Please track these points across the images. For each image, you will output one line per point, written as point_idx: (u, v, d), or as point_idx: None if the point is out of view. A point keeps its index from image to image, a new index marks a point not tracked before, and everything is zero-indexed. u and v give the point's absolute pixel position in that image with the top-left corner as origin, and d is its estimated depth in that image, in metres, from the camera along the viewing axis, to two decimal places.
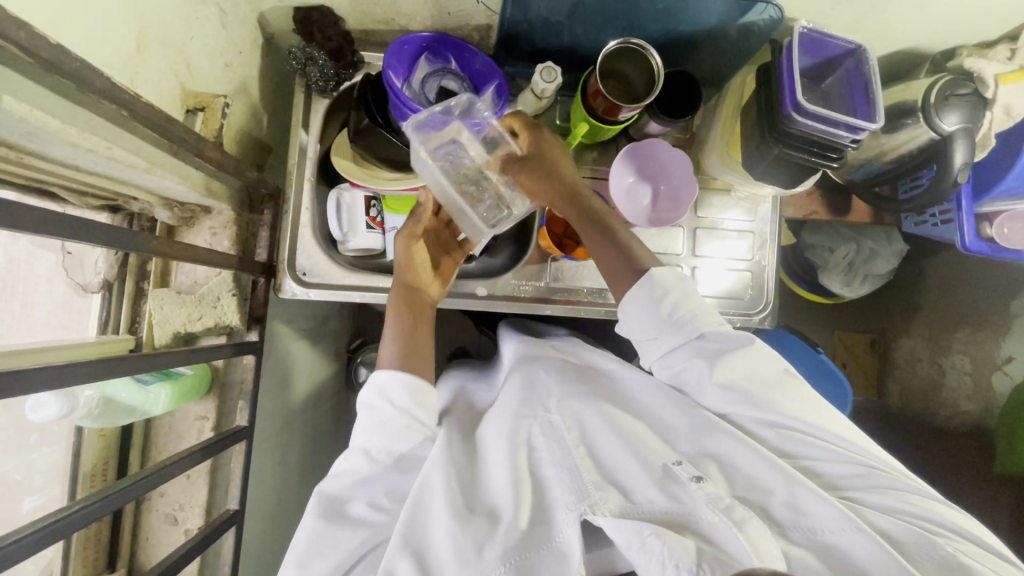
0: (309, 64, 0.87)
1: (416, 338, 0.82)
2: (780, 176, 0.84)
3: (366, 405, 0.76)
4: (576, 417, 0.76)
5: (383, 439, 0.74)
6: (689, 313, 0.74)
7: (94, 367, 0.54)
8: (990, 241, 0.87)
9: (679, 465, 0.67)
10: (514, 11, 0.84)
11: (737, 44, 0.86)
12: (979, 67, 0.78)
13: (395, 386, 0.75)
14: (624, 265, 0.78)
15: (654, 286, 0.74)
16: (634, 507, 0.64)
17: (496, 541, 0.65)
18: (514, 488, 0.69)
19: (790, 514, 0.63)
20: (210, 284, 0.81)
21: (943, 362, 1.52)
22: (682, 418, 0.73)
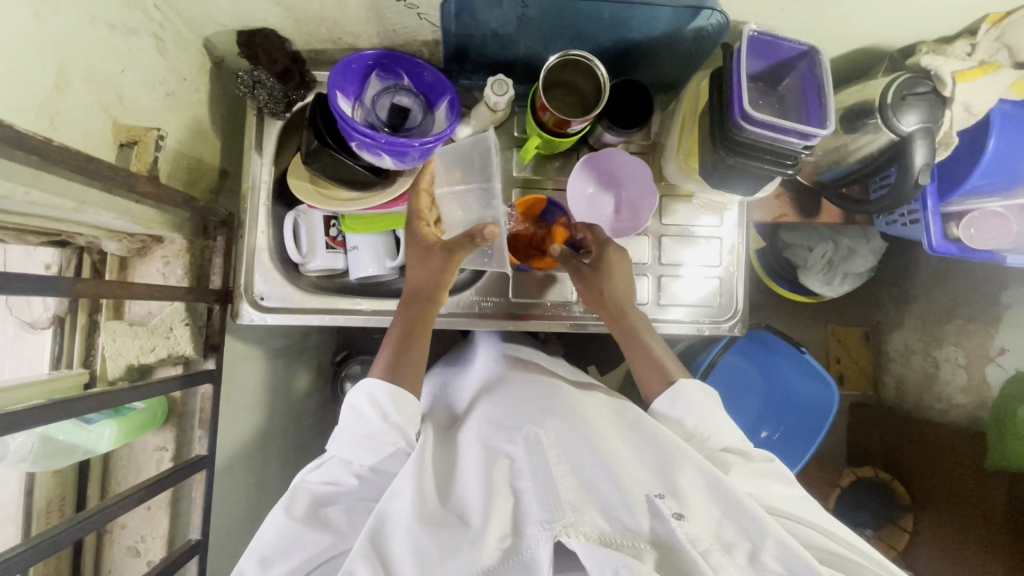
0: (257, 87, 0.86)
1: (412, 342, 0.81)
2: (737, 184, 0.82)
3: (355, 411, 0.75)
4: (562, 437, 0.74)
5: (365, 452, 0.74)
6: (703, 430, 0.79)
7: (23, 414, 0.53)
8: (958, 241, 0.84)
9: (660, 497, 0.66)
10: (458, 26, 0.82)
11: (689, 49, 0.84)
12: (937, 64, 0.75)
13: (387, 398, 0.76)
14: (658, 377, 0.83)
15: (681, 398, 0.80)
16: (610, 532, 0.62)
17: (463, 554, 0.62)
18: (487, 498, 0.67)
19: (774, 563, 0.61)
20: (162, 315, 0.81)
21: (937, 356, 1.50)
22: (666, 454, 0.73)
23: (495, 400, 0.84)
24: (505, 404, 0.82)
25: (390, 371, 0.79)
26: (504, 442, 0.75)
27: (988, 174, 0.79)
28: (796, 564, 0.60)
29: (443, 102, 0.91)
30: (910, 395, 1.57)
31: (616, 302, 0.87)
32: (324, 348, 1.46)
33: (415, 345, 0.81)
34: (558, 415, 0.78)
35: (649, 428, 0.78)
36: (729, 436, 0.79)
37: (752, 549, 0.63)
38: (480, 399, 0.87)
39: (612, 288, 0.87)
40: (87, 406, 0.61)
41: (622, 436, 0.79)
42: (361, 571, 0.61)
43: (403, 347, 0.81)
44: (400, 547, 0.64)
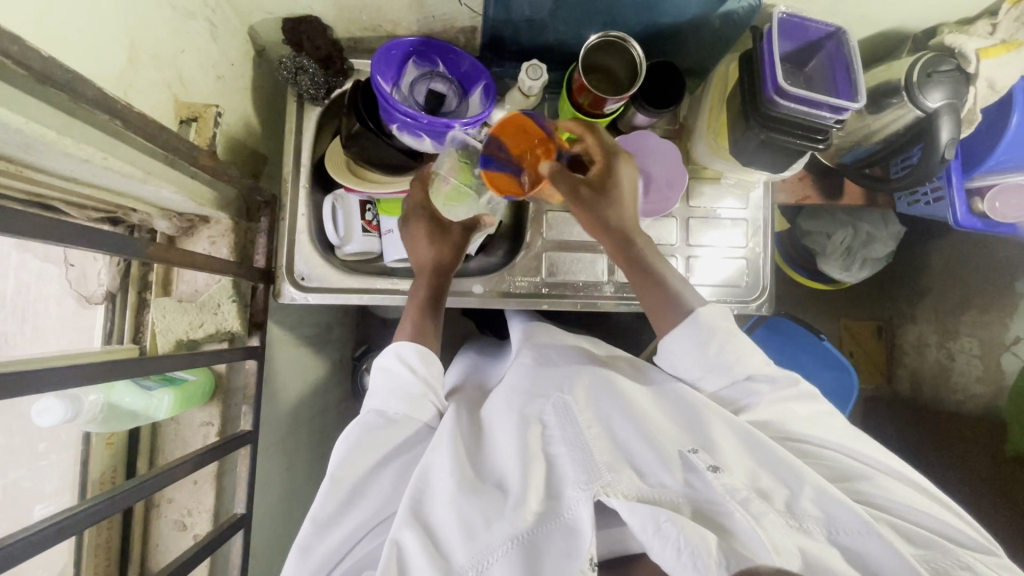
0: (300, 73, 0.89)
1: (434, 310, 0.85)
2: (766, 161, 0.84)
3: (384, 369, 0.77)
4: (592, 400, 0.77)
5: (401, 402, 0.74)
6: (729, 357, 0.76)
7: (94, 370, 0.55)
8: (983, 215, 0.86)
9: (694, 452, 0.68)
10: (496, 12, 0.85)
11: (720, 33, 0.87)
12: (960, 43, 0.78)
13: (415, 354, 0.77)
14: (672, 307, 0.79)
15: (700, 327, 0.76)
16: (648, 491, 0.64)
17: (506, 516, 0.64)
18: (522, 460, 0.69)
19: (811, 507, 0.64)
20: (210, 291, 0.83)
21: (951, 347, 1.51)
22: (696, 412, 0.74)
23: (521, 366, 0.87)
24: (532, 372, 0.83)
25: (412, 334, 0.81)
26: (535, 407, 0.77)
27: (1011, 150, 0.82)
28: (831, 505, 0.64)
29: (477, 89, 0.95)
30: (924, 386, 1.60)
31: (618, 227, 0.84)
32: (347, 340, 1.47)
33: (435, 310, 0.85)
34: (585, 379, 0.80)
35: (676, 387, 0.79)
36: (752, 363, 0.76)
37: (790, 494, 0.66)
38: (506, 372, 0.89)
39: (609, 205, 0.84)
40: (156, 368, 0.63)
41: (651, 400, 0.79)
42: (409, 538, 0.63)
43: (427, 309, 0.84)
44: (444, 518, 0.65)
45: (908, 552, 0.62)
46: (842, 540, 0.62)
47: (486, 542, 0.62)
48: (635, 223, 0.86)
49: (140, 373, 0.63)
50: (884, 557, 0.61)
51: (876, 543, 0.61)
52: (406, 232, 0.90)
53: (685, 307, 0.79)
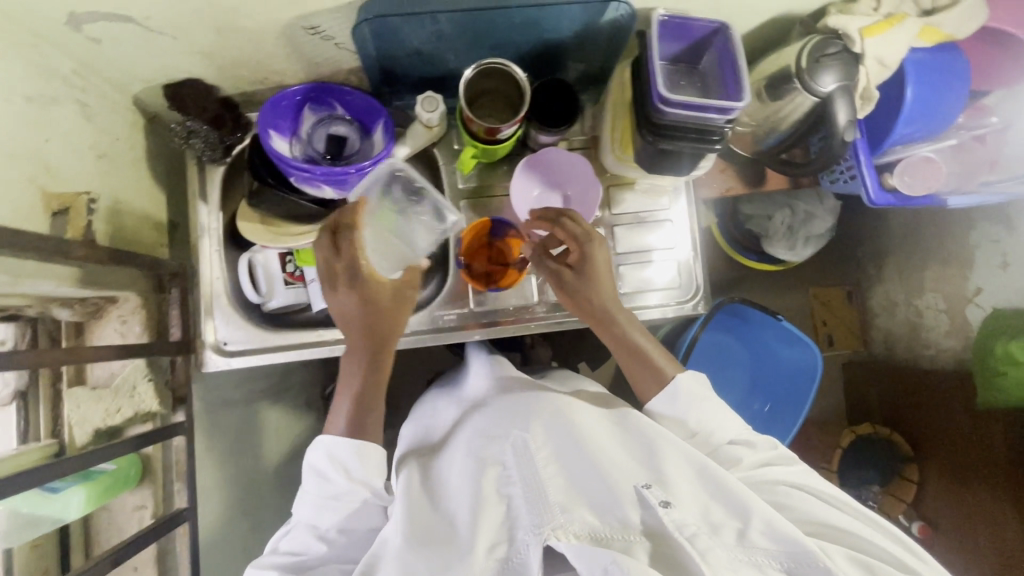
0: (192, 137, 0.87)
1: (374, 391, 0.78)
2: (669, 165, 0.83)
3: (316, 470, 0.73)
4: (548, 437, 0.76)
5: (332, 514, 0.72)
6: (705, 427, 0.80)
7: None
8: (894, 190, 0.85)
9: (646, 487, 0.66)
10: (376, 51, 0.83)
11: (609, 41, 0.85)
12: (844, 23, 0.77)
13: (347, 451, 0.73)
14: (653, 378, 0.83)
15: (680, 395, 0.80)
16: (599, 528, 0.63)
17: (454, 570, 0.63)
18: (475, 510, 0.69)
19: (762, 540, 0.62)
20: (124, 373, 0.81)
21: (918, 304, 1.52)
22: (651, 443, 0.74)
23: (482, 408, 0.85)
24: (494, 414, 0.81)
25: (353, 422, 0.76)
26: (493, 451, 0.76)
27: (913, 122, 0.81)
28: (782, 537, 0.62)
29: (377, 126, 0.93)
30: (897, 346, 1.59)
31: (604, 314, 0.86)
32: None
33: (373, 400, 0.78)
34: (543, 416, 0.79)
35: (638, 423, 0.79)
36: (732, 429, 0.81)
37: (739, 527, 0.64)
38: (464, 414, 0.86)
39: (601, 294, 0.86)
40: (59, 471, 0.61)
41: (612, 435, 0.79)
42: None
43: (366, 394, 0.77)
44: (389, 569, 0.64)
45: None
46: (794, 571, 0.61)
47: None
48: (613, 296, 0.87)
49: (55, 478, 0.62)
50: None
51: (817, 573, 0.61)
52: (329, 290, 0.75)
53: (664, 377, 0.83)
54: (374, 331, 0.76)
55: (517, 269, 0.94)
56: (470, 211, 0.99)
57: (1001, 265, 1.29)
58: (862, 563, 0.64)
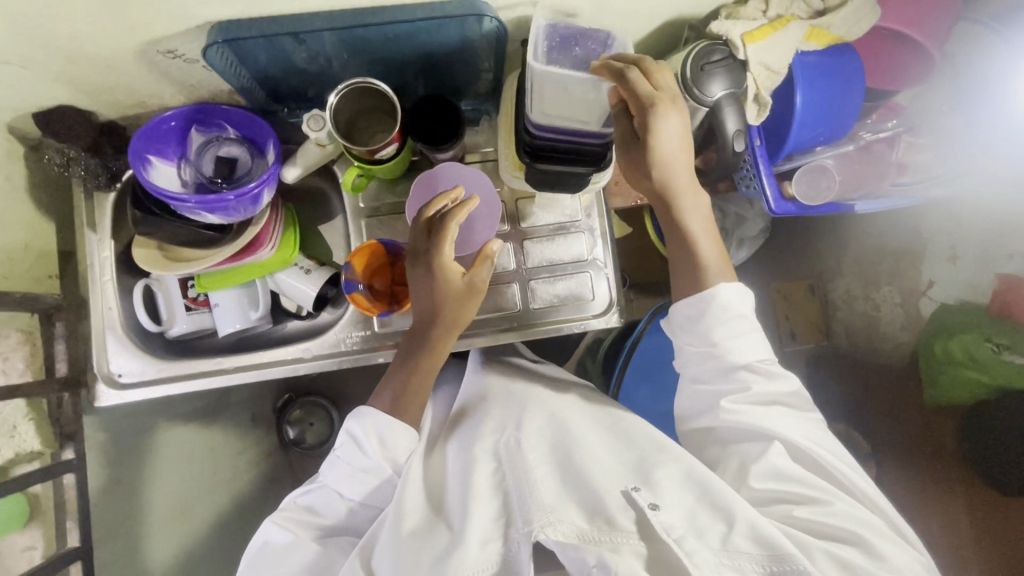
0: (71, 163, 0.87)
1: (421, 386, 0.82)
2: (564, 181, 0.80)
3: (352, 439, 0.76)
4: (545, 444, 0.78)
5: (354, 483, 0.75)
6: (731, 346, 0.72)
7: None
8: (794, 199, 0.82)
9: (635, 490, 0.67)
10: (249, 73, 0.80)
11: (493, 52, 0.82)
12: (726, 29, 0.73)
13: (386, 428, 0.77)
14: (692, 281, 0.75)
15: (706, 317, 0.73)
16: (588, 529, 0.63)
17: (444, 561, 0.64)
18: (467, 505, 0.70)
19: (745, 544, 0.61)
20: (2, 414, 0.79)
21: (875, 297, 1.35)
22: (642, 452, 0.75)
23: (487, 414, 0.88)
24: (488, 417, 0.86)
25: (392, 407, 0.81)
26: (490, 453, 0.79)
27: (808, 127, 0.78)
28: (767, 541, 0.60)
29: (270, 147, 0.89)
30: (859, 342, 1.40)
31: (665, 186, 0.73)
32: None
33: (417, 388, 0.82)
34: (535, 424, 0.83)
35: (630, 431, 0.81)
36: (754, 354, 0.73)
37: (725, 530, 0.63)
38: (464, 422, 0.89)
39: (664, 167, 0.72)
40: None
41: (602, 437, 0.80)
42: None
43: (412, 379, 0.82)
44: (382, 558, 0.66)
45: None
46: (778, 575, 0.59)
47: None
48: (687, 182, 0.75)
49: None
50: None
51: None
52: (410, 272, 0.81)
53: (704, 285, 0.74)
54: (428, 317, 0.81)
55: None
56: (371, 230, 0.96)
57: (950, 259, 1.23)
58: (846, 568, 0.60)
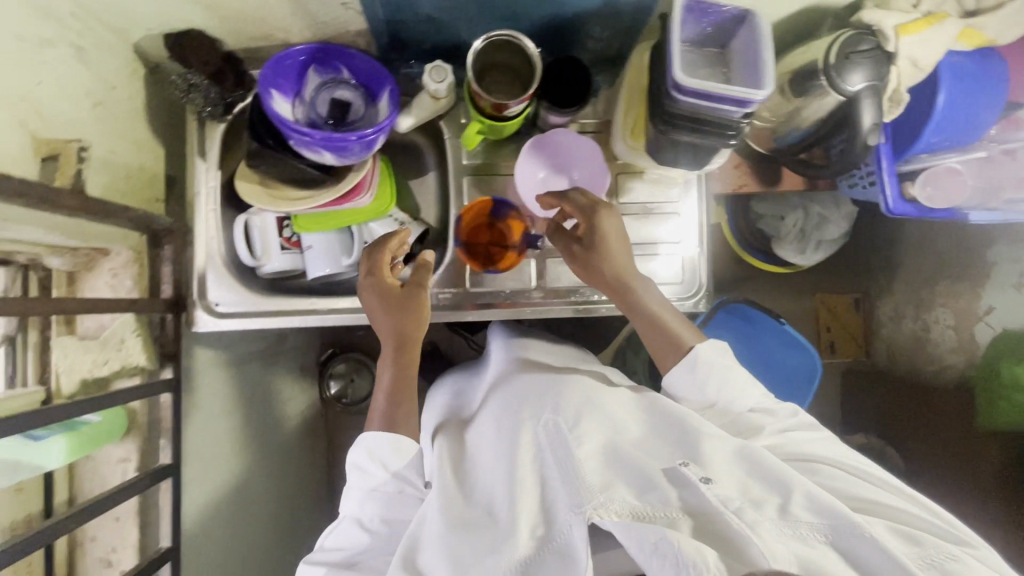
0: (192, 91, 0.85)
1: (407, 401, 0.77)
2: (683, 156, 0.80)
3: (358, 467, 0.73)
4: (580, 420, 0.74)
5: (377, 503, 0.73)
6: (724, 397, 0.79)
7: None
8: (914, 202, 0.83)
9: (684, 465, 0.65)
10: (386, 13, 0.79)
11: (627, 19, 0.81)
12: (878, 19, 0.72)
13: (387, 447, 0.73)
14: (670, 346, 0.81)
15: (699, 367, 0.78)
16: (641, 506, 0.61)
17: (499, 550, 0.63)
18: (513, 491, 0.68)
19: (804, 513, 0.61)
20: (114, 327, 0.82)
21: (927, 317, 1.38)
22: (687, 431, 0.71)
23: (509, 389, 0.83)
24: (519, 390, 0.81)
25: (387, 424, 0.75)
26: (525, 429, 0.74)
27: (941, 130, 0.77)
28: (825, 512, 0.60)
29: (384, 96, 0.89)
30: (900, 360, 1.47)
31: (620, 276, 0.82)
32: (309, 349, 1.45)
33: (406, 401, 0.78)
34: (571, 400, 0.77)
35: (667, 407, 0.76)
36: (751, 397, 0.80)
37: (781, 503, 0.62)
38: (490, 397, 0.84)
39: (612, 259, 0.82)
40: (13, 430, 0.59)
41: (640, 417, 0.77)
42: None
43: (399, 391, 0.78)
44: (430, 557, 0.65)
45: (903, 552, 0.59)
46: (840, 546, 0.59)
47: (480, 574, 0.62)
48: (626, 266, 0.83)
49: (38, 424, 0.62)
50: (882, 563, 0.57)
51: (866, 546, 0.58)
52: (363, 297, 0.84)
53: (682, 349, 0.81)
54: (399, 332, 0.80)
55: (516, 253, 0.95)
56: (472, 189, 0.96)
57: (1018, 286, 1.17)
58: (899, 533, 0.62)
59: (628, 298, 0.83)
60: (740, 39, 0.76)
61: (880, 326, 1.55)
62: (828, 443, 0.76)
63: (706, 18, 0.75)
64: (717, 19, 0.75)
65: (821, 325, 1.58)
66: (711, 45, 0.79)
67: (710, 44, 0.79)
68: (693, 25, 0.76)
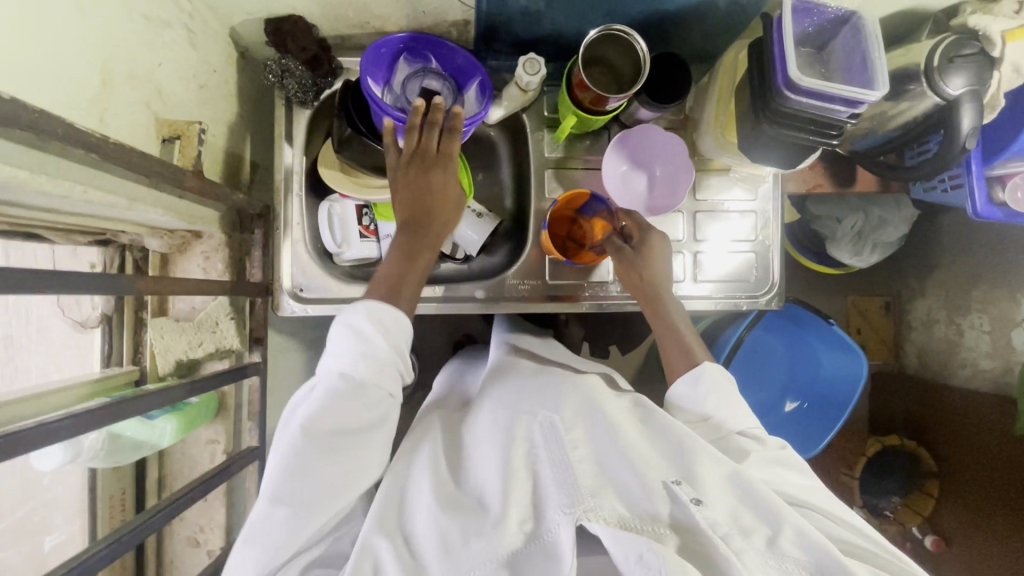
0: (285, 76, 0.85)
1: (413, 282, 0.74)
2: (779, 156, 0.81)
3: (349, 330, 0.62)
4: (577, 420, 0.70)
5: (369, 369, 0.60)
6: (720, 413, 0.77)
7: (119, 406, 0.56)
8: (1003, 205, 0.85)
9: (677, 482, 0.61)
10: (490, 5, 0.80)
11: (727, 17, 0.81)
12: (985, 24, 0.74)
13: (387, 315, 0.64)
14: (682, 356, 0.83)
15: (702, 380, 0.78)
16: (630, 517, 0.58)
17: (485, 536, 0.59)
18: (505, 481, 0.64)
19: (793, 549, 0.57)
20: (207, 310, 0.82)
21: (961, 323, 1.36)
22: (682, 443, 0.67)
23: (504, 383, 0.80)
24: (517, 388, 0.77)
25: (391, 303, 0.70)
26: (521, 423, 0.70)
27: None
28: (816, 549, 0.56)
29: (471, 87, 0.88)
30: (930, 362, 1.44)
31: (653, 278, 0.88)
32: None
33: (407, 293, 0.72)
34: (569, 399, 0.74)
35: (663, 420, 0.71)
36: (743, 421, 0.77)
37: (770, 535, 0.58)
38: (488, 387, 0.81)
39: (652, 263, 0.89)
40: (140, 410, 0.60)
41: (636, 427, 0.71)
42: (385, 548, 0.59)
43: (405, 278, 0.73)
44: (421, 528, 0.61)
45: None
46: None
47: (465, 560, 0.57)
48: (662, 274, 0.89)
49: (169, 401, 0.65)
50: None
51: None
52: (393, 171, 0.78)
53: (694, 360, 0.82)
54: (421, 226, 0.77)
55: (595, 252, 0.95)
56: (553, 181, 0.97)
57: None
58: None
59: (654, 302, 0.88)
60: (842, 40, 0.76)
61: (910, 330, 1.51)
62: (818, 490, 0.71)
63: (811, 15, 0.74)
64: (824, 18, 0.75)
65: (852, 328, 1.55)
66: (811, 47, 0.78)
67: (808, 44, 0.78)
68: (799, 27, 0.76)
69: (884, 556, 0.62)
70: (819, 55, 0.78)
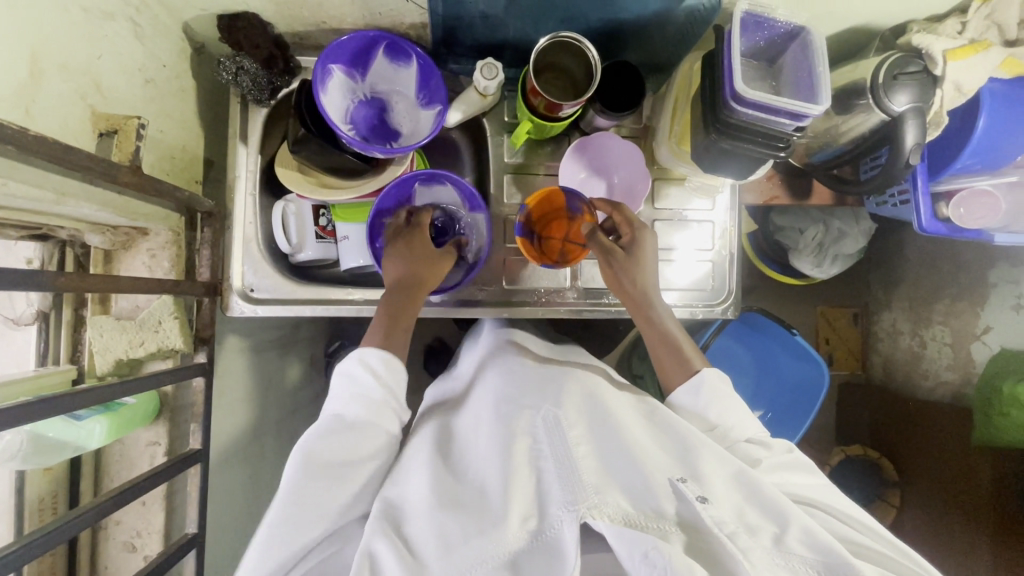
0: (240, 74, 0.83)
1: (408, 325, 0.78)
2: (731, 168, 0.81)
3: (347, 375, 0.71)
4: (579, 416, 0.70)
5: (358, 407, 0.68)
6: (727, 421, 0.76)
7: (36, 406, 0.54)
8: (947, 220, 0.87)
9: (682, 481, 0.61)
10: (446, 9, 0.80)
11: (682, 29, 0.82)
12: (927, 43, 0.76)
13: (380, 359, 0.72)
14: (677, 364, 0.81)
15: (703, 389, 0.77)
16: (635, 513, 0.57)
17: (487, 534, 0.58)
18: (505, 477, 0.63)
19: (800, 548, 0.57)
20: (150, 308, 0.80)
21: (924, 335, 1.36)
22: (686, 441, 0.67)
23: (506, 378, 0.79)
24: (518, 380, 0.77)
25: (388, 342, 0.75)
26: (524, 419, 0.70)
27: (977, 153, 0.82)
28: (822, 548, 0.56)
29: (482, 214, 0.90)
30: (895, 374, 1.45)
31: (645, 288, 0.84)
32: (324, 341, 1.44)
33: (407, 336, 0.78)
34: (574, 395, 0.74)
35: (669, 418, 0.72)
36: (748, 428, 0.77)
37: (777, 533, 0.58)
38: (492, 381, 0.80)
39: (642, 268, 0.85)
40: (62, 408, 0.57)
41: (641, 423, 0.72)
42: (385, 547, 0.57)
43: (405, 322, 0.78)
44: (418, 529, 0.60)
45: None
46: None
47: (463, 560, 0.56)
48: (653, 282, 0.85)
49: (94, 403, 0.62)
50: None
51: None
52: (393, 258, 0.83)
53: (691, 370, 0.80)
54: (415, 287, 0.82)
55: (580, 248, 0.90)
56: (512, 187, 0.97)
57: (1014, 306, 1.16)
58: None
59: (647, 309, 0.84)
60: (790, 54, 0.77)
61: (877, 342, 1.52)
62: (826, 488, 0.72)
63: (760, 29, 0.75)
64: (773, 32, 0.76)
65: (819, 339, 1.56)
66: (759, 61, 0.80)
67: (756, 57, 0.80)
68: (745, 41, 0.77)
69: (892, 560, 0.63)
70: (769, 69, 0.80)
